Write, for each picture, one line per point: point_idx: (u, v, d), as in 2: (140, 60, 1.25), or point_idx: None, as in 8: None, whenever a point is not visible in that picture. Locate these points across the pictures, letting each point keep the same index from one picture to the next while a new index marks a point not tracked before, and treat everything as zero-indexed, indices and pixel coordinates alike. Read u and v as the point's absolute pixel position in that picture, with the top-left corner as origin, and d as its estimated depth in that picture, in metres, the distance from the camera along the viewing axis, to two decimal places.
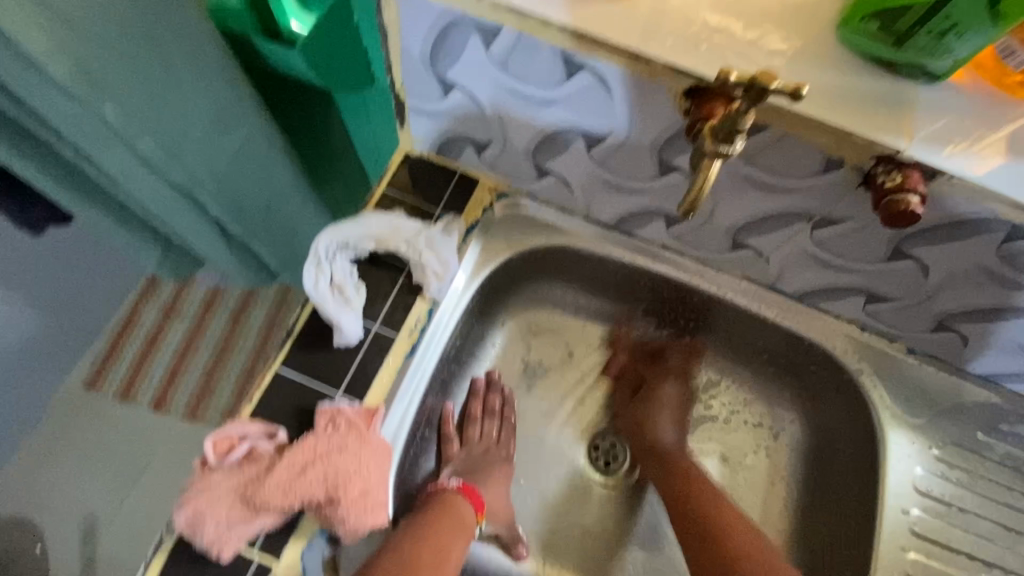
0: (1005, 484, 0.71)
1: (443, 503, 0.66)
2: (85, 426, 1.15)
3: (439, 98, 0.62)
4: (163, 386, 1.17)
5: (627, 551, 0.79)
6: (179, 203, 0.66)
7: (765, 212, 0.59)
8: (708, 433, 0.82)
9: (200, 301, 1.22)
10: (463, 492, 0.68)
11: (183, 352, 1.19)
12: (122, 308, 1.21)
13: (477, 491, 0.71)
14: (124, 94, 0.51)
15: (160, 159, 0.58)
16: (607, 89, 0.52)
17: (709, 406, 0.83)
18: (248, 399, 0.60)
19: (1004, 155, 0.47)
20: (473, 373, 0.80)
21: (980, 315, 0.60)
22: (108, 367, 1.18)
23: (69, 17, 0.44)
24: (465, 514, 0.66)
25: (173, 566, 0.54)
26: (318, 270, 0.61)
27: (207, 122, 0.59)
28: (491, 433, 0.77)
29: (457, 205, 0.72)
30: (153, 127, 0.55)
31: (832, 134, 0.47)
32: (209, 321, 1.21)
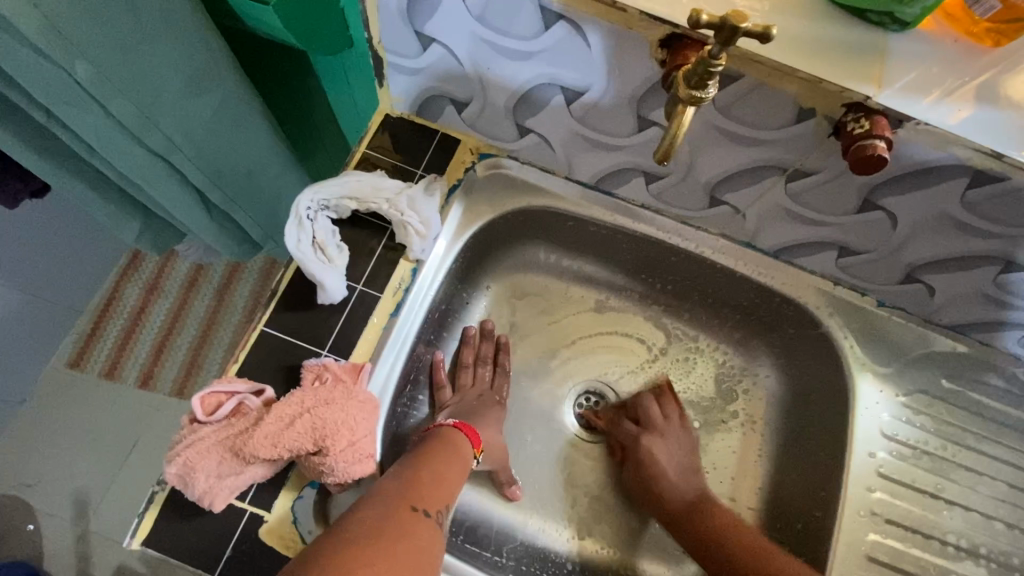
0: (970, 428, 0.74)
1: (440, 437, 0.67)
2: (73, 402, 1.15)
3: (417, 54, 0.62)
4: (150, 360, 1.17)
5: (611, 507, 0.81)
6: (155, 166, 0.65)
7: (740, 166, 0.61)
8: (689, 394, 0.83)
9: (184, 275, 1.22)
10: (460, 427, 0.69)
11: (169, 326, 1.19)
12: (106, 284, 1.21)
13: (475, 428, 0.71)
14: (95, 53, 0.50)
15: (134, 122, 0.57)
16: (584, 41, 0.52)
17: (691, 366, 0.84)
18: (234, 358, 0.61)
19: (972, 102, 0.48)
20: (466, 322, 0.82)
21: (945, 265, 0.63)
22: (93, 344, 1.17)
23: None
24: (462, 445, 0.67)
25: (166, 521, 0.55)
26: (300, 229, 0.61)
27: (181, 84, 0.58)
28: (485, 377, 0.80)
29: (438, 165, 0.72)
30: (126, 88, 0.54)
31: (803, 82, 0.48)
32: (194, 295, 1.21)
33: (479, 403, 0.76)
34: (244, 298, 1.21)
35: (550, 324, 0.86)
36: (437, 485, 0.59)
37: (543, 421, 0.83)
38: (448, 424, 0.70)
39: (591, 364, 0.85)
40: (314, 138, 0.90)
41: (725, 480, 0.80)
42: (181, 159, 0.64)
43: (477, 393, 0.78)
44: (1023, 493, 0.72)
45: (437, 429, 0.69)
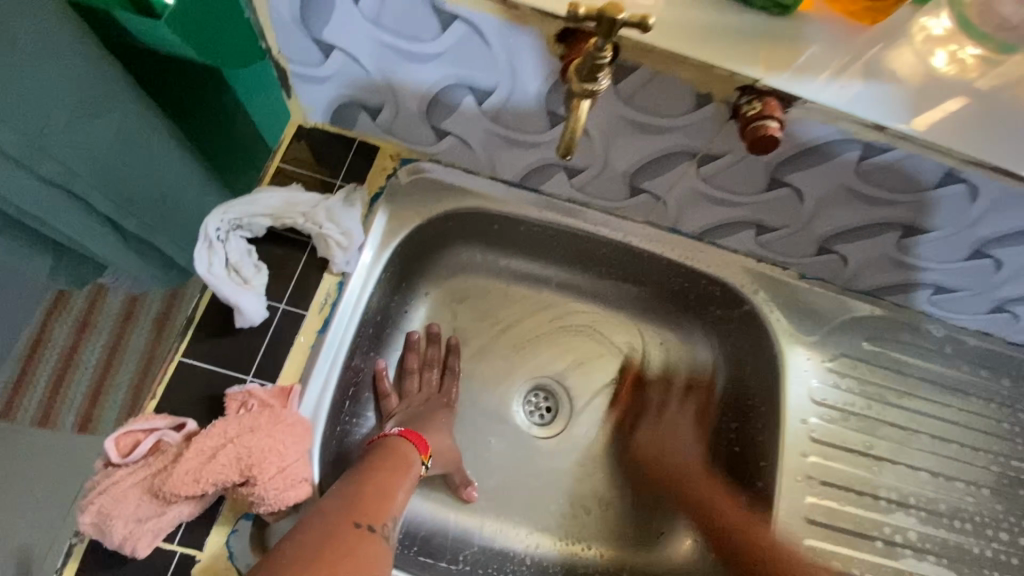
0: (896, 386, 0.77)
1: (388, 450, 0.65)
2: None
3: (320, 63, 0.60)
4: (86, 406, 1.10)
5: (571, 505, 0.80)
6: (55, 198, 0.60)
7: (652, 154, 0.62)
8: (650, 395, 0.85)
9: (117, 310, 1.14)
10: (408, 436, 0.67)
11: (106, 367, 1.12)
12: (29, 327, 1.12)
13: (421, 434, 0.70)
14: None
15: (24, 153, 0.53)
16: (482, 40, 0.52)
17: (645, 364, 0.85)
18: (151, 395, 0.57)
19: (853, 77, 0.51)
20: (408, 329, 0.81)
21: (852, 235, 0.66)
22: (20, 394, 1.10)
23: None
24: (409, 456, 0.65)
25: (88, 575, 0.51)
26: (211, 253, 0.58)
27: (71, 106, 0.55)
28: (432, 381, 0.79)
29: (357, 174, 0.70)
30: (9, 118, 0.50)
31: (696, 69, 0.49)
32: (129, 333, 1.14)
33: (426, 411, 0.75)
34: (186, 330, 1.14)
35: (494, 324, 0.86)
36: (380, 498, 0.57)
37: (495, 422, 0.83)
38: (394, 434, 0.67)
39: (537, 360, 0.86)
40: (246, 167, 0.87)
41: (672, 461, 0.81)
42: (85, 188, 0.61)
43: (421, 401, 0.76)
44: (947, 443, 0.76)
45: (383, 440, 0.66)
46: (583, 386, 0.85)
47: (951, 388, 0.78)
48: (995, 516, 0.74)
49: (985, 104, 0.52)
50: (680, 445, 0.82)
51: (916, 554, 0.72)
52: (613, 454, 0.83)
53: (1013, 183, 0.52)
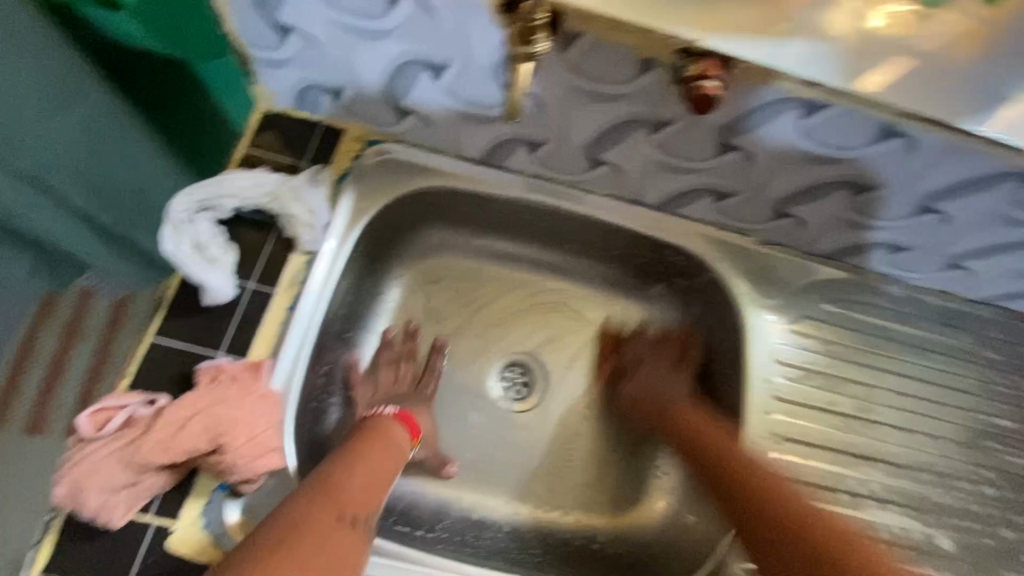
0: (866, 347, 0.79)
1: (385, 427, 0.68)
2: None
3: (280, 46, 0.62)
4: None
5: (549, 478, 0.81)
6: None
7: (606, 124, 0.64)
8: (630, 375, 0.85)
9: None
10: (401, 418, 0.71)
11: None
12: None
13: (412, 418, 0.73)
14: None
15: None
16: (431, 15, 0.53)
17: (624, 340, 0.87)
18: (125, 372, 0.60)
19: (788, 37, 0.52)
20: (383, 310, 0.83)
21: (805, 196, 0.68)
22: None
23: None
24: (404, 434, 0.69)
25: (66, 546, 0.53)
26: (177, 235, 0.59)
27: None
28: (407, 373, 0.80)
29: (323, 157, 0.72)
30: None
31: (635, 34, 0.51)
32: None
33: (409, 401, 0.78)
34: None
35: (470, 304, 0.87)
36: (376, 474, 0.59)
37: (472, 399, 0.84)
38: (389, 415, 0.70)
39: (511, 337, 0.87)
40: None
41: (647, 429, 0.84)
42: None
43: (400, 391, 0.79)
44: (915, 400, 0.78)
45: (378, 419, 0.69)
46: (558, 360, 0.87)
47: (915, 346, 0.80)
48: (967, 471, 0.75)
49: (917, 59, 0.54)
50: (667, 387, 0.80)
51: (880, 504, 0.72)
52: (591, 426, 0.84)
53: (948, 133, 0.54)
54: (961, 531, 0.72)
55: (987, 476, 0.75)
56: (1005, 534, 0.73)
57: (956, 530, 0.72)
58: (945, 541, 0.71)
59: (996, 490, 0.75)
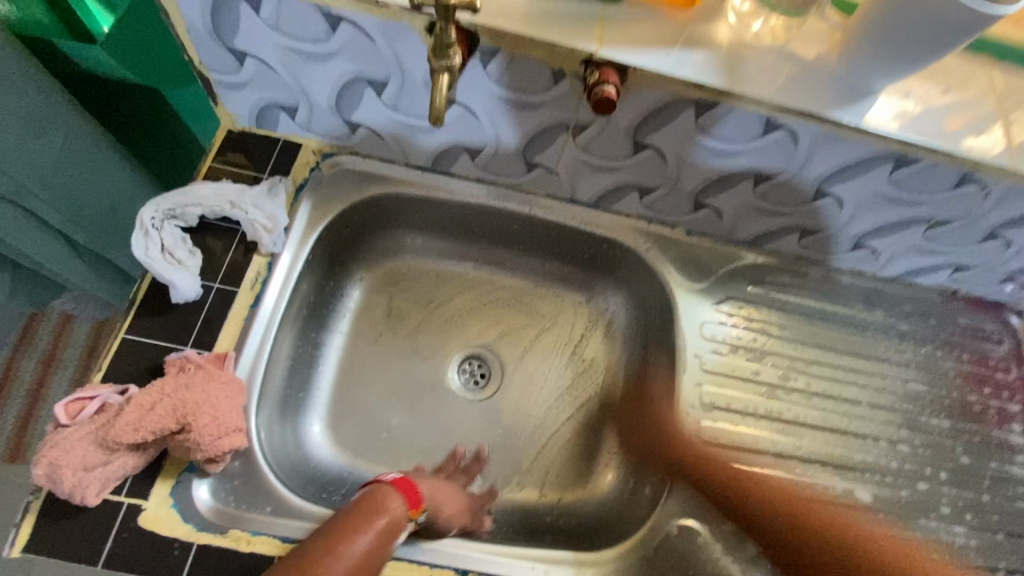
0: (794, 324, 0.86)
1: (380, 498, 0.62)
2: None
3: (237, 70, 0.69)
4: None
5: (508, 463, 0.86)
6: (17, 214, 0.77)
7: (534, 129, 0.72)
8: (580, 368, 0.93)
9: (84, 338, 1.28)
10: (399, 484, 0.64)
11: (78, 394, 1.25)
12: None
13: (415, 483, 0.66)
14: None
15: None
16: (367, 38, 0.61)
17: (575, 333, 0.95)
18: (96, 368, 0.64)
19: (674, 47, 0.62)
20: (346, 311, 0.89)
21: (716, 188, 0.76)
22: None
23: None
24: (401, 507, 0.62)
25: (44, 526, 0.57)
26: (148, 239, 0.66)
27: (19, 126, 0.69)
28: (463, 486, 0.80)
29: (282, 169, 0.79)
30: None
31: (542, 47, 0.59)
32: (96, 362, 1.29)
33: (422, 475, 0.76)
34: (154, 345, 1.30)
35: (429, 302, 0.94)
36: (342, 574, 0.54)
37: (433, 392, 0.89)
38: (388, 483, 0.64)
39: (467, 333, 0.94)
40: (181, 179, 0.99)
41: (596, 414, 0.90)
42: (34, 201, 0.77)
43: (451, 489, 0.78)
44: (839, 371, 0.85)
45: (377, 485, 0.64)
46: (512, 351, 0.93)
47: (836, 322, 0.87)
48: (889, 432, 0.82)
49: (787, 62, 0.64)
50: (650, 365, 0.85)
51: (808, 464, 0.78)
52: (545, 412, 0.90)
53: (819, 123, 0.63)
54: (880, 486, 0.79)
55: (903, 435, 0.83)
56: (921, 487, 0.80)
57: (876, 485, 0.79)
58: (865, 496, 0.78)
59: (911, 447, 0.82)
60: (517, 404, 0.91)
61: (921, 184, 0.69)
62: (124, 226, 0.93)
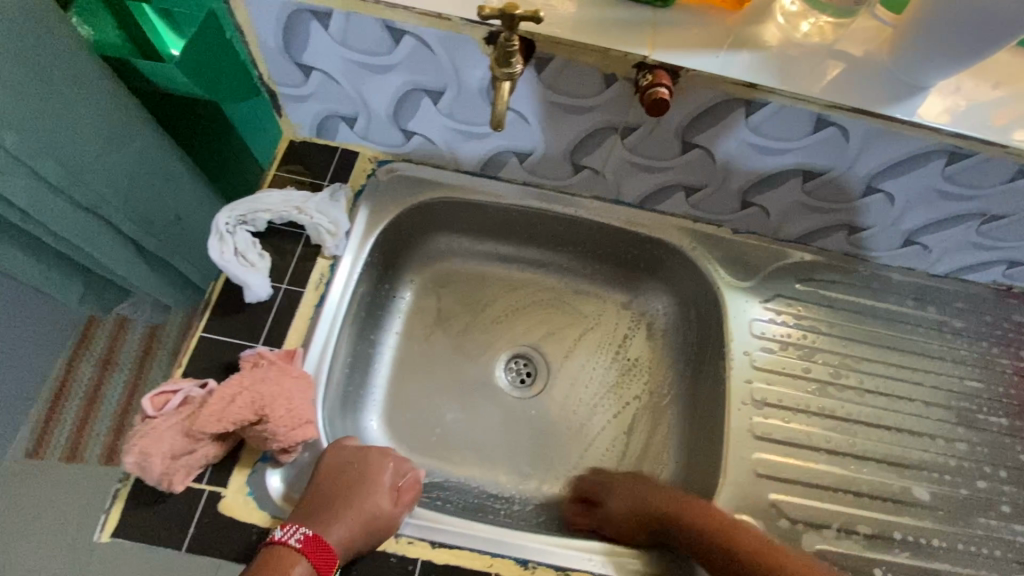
0: (843, 320, 0.86)
1: (285, 567, 0.56)
2: (52, 481, 1.32)
3: (303, 83, 0.74)
4: (109, 438, 1.36)
5: (555, 458, 0.88)
6: (96, 224, 0.85)
7: (584, 132, 0.74)
8: (625, 367, 0.94)
9: (139, 339, 1.44)
10: (305, 552, 0.57)
11: (128, 398, 1.39)
12: (58, 365, 1.40)
13: (324, 543, 0.58)
14: (25, 129, 0.67)
15: (65, 181, 0.75)
16: (427, 49, 0.65)
17: (618, 334, 0.96)
18: (177, 363, 0.68)
19: (725, 49, 0.63)
20: (398, 312, 0.93)
21: (763, 186, 0.77)
22: (48, 434, 1.35)
23: None
24: (310, 575, 0.57)
25: (131, 513, 0.61)
26: (222, 242, 0.70)
27: (100, 139, 0.76)
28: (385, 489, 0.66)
29: (341, 176, 0.83)
30: (53, 152, 0.71)
31: (597, 53, 0.62)
32: (147, 367, 1.42)
33: (333, 463, 0.65)
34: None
35: (476, 303, 0.96)
36: None
37: (482, 389, 0.92)
38: (291, 550, 0.57)
39: (512, 333, 0.96)
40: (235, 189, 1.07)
41: (642, 412, 0.91)
42: (110, 211, 0.83)
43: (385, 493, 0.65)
44: (891, 368, 0.84)
45: (280, 551, 0.57)
46: (557, 352, 0.95)
47: (887, 319, 0.86)
48: (946, 430, 0.81)
49: (838, 60, 0.65)
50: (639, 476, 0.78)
51: (861, 461, 0.78)
52: (591, 410, 0.91)
53: (871, 119, 0.64)
54: (939, 484, 0.78)
55: (959, 433, 0.81)
56: (981, 486, 0.78)
57: (933, 483, 0.77)
58: (923, 494, 0.77)
59: (969, 446, 0.81)
60: (563, 401, 0.92)
61: (976, 178, 0.69)
62: (187, 234, 1.00)
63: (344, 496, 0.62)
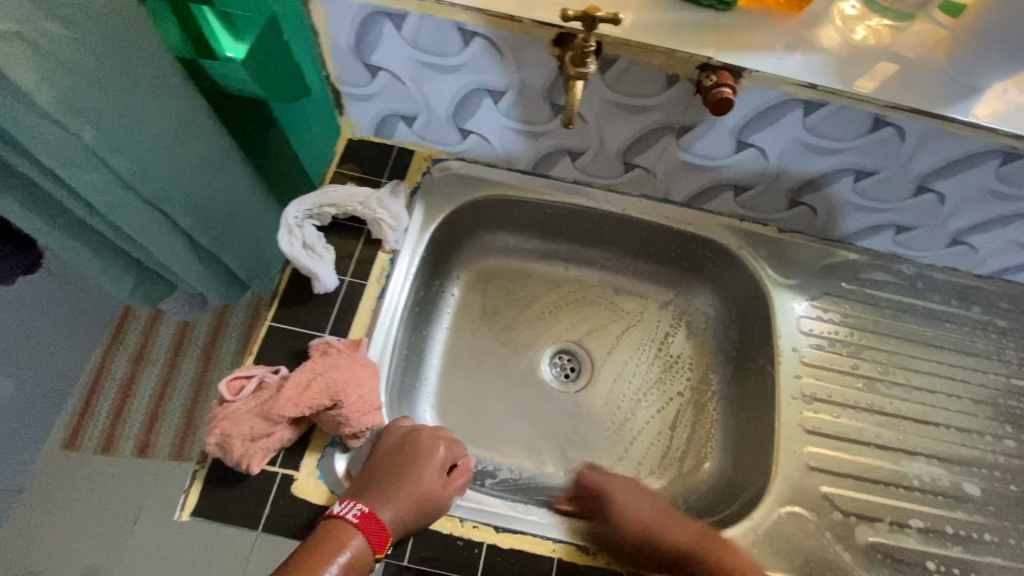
0: (888, 318, 0.87)
1: (341, 540, 0.57)
2: (91, 472, 1.35)
3: (369, 82, 0.77)
4: (144, 431, 1.39)
5: (600, 451, 0.89)
6: (155, 217, 0.88)
7: (639, 132, 0.76)
8: (668, 364, 0.95)
9: (170, 336, 1.47)
10: (361, 525, 0.58)
11: (160, 391, 1.42)
12: (93, 360, 1.45)
13: (379, 520, 0.59)
14: (103, 124, 0.69)
15: (134, 176, 0.77)
16: (496, 50, 0.67)
17: (659, 330, 0.98)
18: (248, 351, 0.71)
19: (789, 52, 0.65)
20: (447, 307, 0.95)
21: (814, 185, 0.79)
22: (84, 427, 1.38)
23: (69, 64, 0.62)
24: (365, 550, 0.57)
25: (207, 495, 0.64)
26: (291, 235, 0.73)
27: (169, 136, 0.78)
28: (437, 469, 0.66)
29: (398, 174, 0.86)
30: (126, 148, 0.74)
31: (662, 54, 0.64)
32: (180, 361, 1.45)
33: (388, 444, 0.66)
34: (228, 352, 1.46)
35: (520, 300, 0.98)
36: None
37: (528, 383, 0.94)
38: (349, 523, 0.58)
39: (557, 329, 0.98)
40: (283, 186, 1.10)
41: (685, 408, 0.92)
42: (171, 206, 0.86)
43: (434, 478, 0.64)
44: (936, 367, 0.85)
45: (337, 524, 0.58)
46: (600, 349, 0.97)
47: (932, 317, 0.87)
48: (993, 428, 0.82)
49: (895, 61, 0.66)
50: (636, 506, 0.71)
51: (910, 456, 0.79)
52: (636, 405, 0.93)
53: (929, 119, 0.65)
54: (989, 480, 0.78)
55: (1006, 430, 0.82)
56: None
57: (982, 479, 0.78)
58: (973, 489, 0.78)
59: (1017, 443, 0.81)
60: (607, 396, 0.94)
61: None
62: (239, 229, 1.03)
63: (398, 475, 0.63)
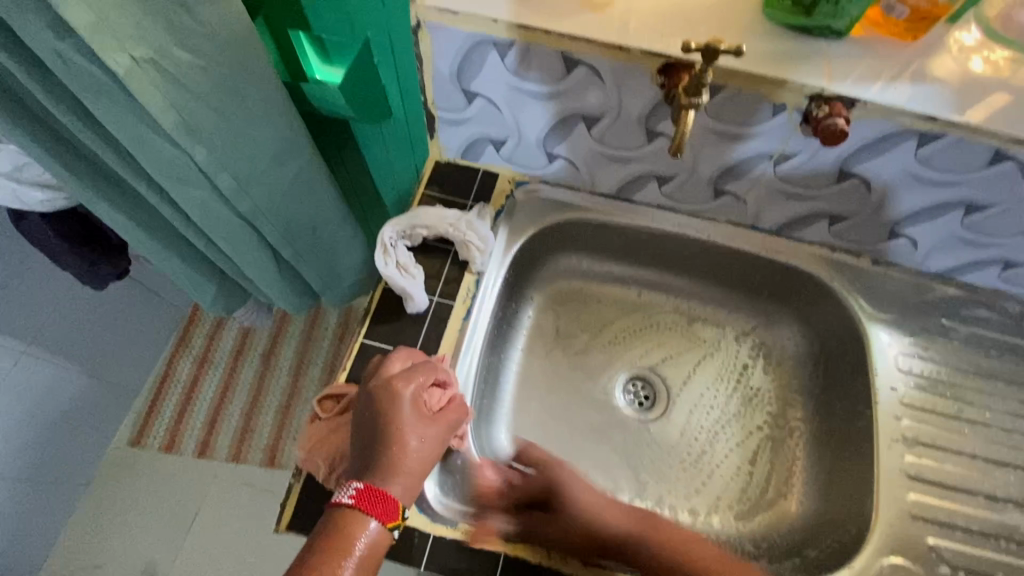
0: (993, 360, 0.82)
1: (347, 529, 0.54)
2: (157, 471, 1.40)
3: (464, 108, 0.79)
4: (205, 432, 1.42)
5: (676, 483, 0.87)
6: (245, 230, 0.89)
7: (734, 160, 0.75)
8: (748, 396, 0.92)
9: (233, 342, 1.52)
10: (362, 505, 0.55)
11: (221, 394, 1.46)
12: (161, 362, 1.50)
13: (381, 491, 0.56)
14: (212, 141, 0.70)
15: (233, 191, 0.78)
16: (599, 77, 0.68)
17: (738, 360, 0.95)
18: (342, 367, 0.72)
19: (906, 82, 0.63)
20: (521, 329, 0.94)
21: (918, 218, 0.76)
22: (149, 427, 1.43)
23: (194, 90, 0.63)
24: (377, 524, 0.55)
25: (298, 508, 0.65)
26: (386, 253, 0.75)
27: (270, 156, 0.78)
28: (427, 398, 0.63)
29: (483, 196, 0.87)
30: (229, 166, 0.75)
31: (770, 83, 0.63)
32: (241, 365, 1.50)
33: (364, 399, 0.62)
34: (289, 360, 1.50)
35: (594, 323, 0.97)
36: None
37: (603, 409, 0.92)
38: (348, 509, 0.55)
39: (631, 354, 0.96)
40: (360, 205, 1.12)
41: (766, 444, 0.89)
42: (260, 220, 0.87)
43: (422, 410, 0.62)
44: None
45: (338, 513, 0.55)
46: (675, 376, 0.94)
47: None
48: None
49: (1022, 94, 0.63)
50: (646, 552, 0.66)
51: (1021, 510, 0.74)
52: (714, 437, 0.90)
53: None
54: None
55: None
56: None
57: None
58: None
59: None
60: (683, 425, 0.91)
61: None
62: (322, 246, 1.04)
63: (385, 430, 0.59)
